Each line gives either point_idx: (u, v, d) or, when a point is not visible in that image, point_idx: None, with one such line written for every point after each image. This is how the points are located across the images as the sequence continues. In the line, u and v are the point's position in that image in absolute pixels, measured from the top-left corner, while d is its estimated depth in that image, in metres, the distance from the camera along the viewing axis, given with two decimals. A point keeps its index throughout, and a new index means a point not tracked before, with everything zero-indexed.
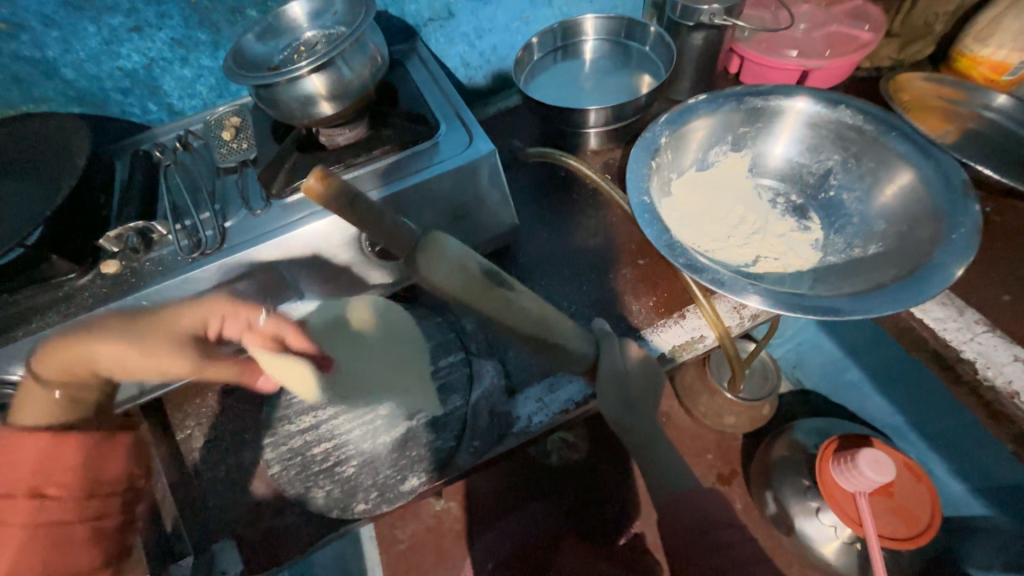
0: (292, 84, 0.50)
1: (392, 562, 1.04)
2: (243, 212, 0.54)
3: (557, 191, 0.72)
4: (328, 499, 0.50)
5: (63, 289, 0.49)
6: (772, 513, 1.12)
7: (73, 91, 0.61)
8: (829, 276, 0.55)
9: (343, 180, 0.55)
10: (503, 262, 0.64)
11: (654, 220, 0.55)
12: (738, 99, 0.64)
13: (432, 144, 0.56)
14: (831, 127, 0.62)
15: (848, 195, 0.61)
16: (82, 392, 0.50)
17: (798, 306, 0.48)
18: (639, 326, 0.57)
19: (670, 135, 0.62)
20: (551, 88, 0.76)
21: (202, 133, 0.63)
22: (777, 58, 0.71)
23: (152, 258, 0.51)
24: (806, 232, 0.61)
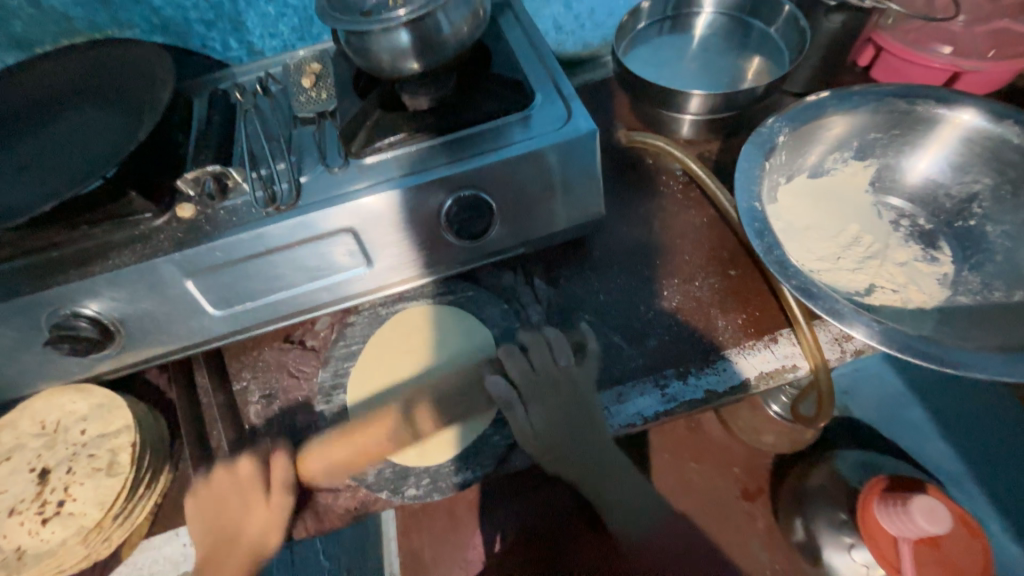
0: (387, 34, 0.45)
1: (405, 519, 1.09)
2: (320, 168, 0.51)
3: (642, 181, 0.66)
4: (378, 478, 0.50)
5: (138, 228, 0.48)
6: (800, 540, 1.05)
7: (158, 19, 0.58)
8: (958, 320, 0.48)
9: (425, 146, 0.51)
10: (576, 253, 0.60)
11: (764, 230, 0.49)
12: (879, 100, 0.55)
13: (525, 116, 0.51)
14: (987, 145, 0.53)
15: (992, 227, 0.53)
16: (149, 334, 0.50)
17: (933, 356, 0.41)
18: (723, 344, 0.52)
19: (790, 133, 0.55)
20: (652, 62, 0.69)
21: (281, 77, 0.60)
22: (925, 53, 0.61)
23: (226, 207, 0.49)
24: (933, 263, 0.53)
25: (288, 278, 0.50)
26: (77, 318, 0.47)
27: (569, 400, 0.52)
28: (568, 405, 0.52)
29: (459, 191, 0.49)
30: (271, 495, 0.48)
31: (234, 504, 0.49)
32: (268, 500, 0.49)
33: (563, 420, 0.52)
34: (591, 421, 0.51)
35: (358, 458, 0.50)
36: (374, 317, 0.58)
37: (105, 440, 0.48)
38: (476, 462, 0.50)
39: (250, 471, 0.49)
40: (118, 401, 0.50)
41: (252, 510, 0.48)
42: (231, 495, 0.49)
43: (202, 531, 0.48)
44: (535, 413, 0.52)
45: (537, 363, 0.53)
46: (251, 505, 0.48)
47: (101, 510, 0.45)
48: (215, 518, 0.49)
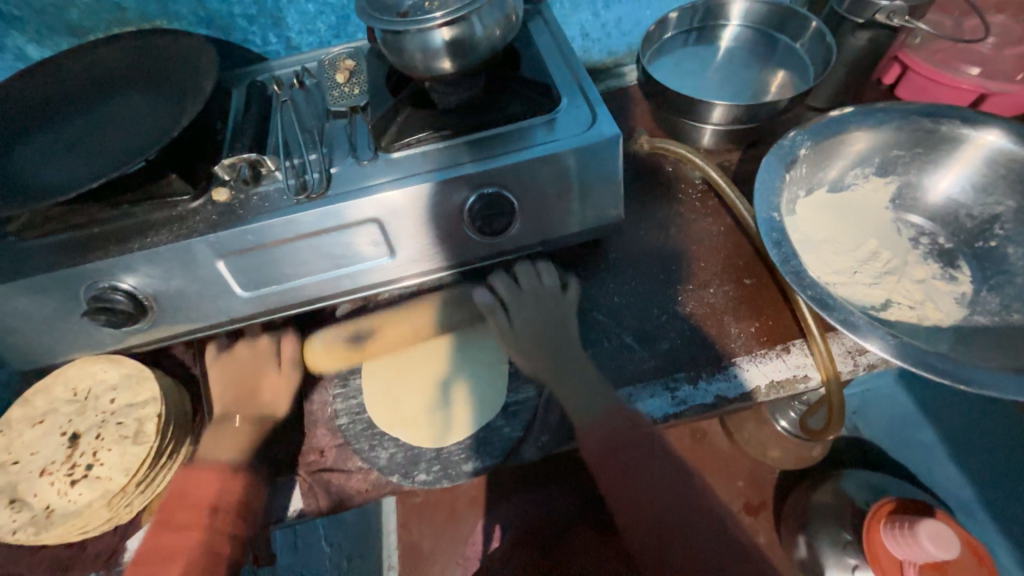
0: (422, 34, 0.47)
1: (407, 511, 1.12)
2: (351, 160, 0.53)
3: (660, 187, 0.67)
4: (389, 463, 0.51)
5: (176, 209, 0.50)
6: (801, 557, 1.03)
7: (203, 12, 0.61)
8: (975, 340, 0.48)
9: (450, 144, 0.52)
10: (592, 255, 0.61)
11: (781, 239, 0.49)
12: (904, 118, 0.55)
13: (550, 119, 0.53)
14: (1012, 167, 0.52)
15: (1014, 249, 0.52)
16: (179, 310, 0.52)
17: (947, 373, 0.41)
18: (735, 351, 0.53)
19: (811, 147, 0.55)
20: (676, 72, 0.70)
21: (316, 72, 0.62)
22: (952, 74, 0.61)
23: (259, 193, 0.51)
24: (952, 282, 0.53)
25: (314, 265, 0.52)
26: (114, 291, 0.49)
27: (558, 329, 0.56)
28: (555, 321, 0.56)
29: (482, 188, 0.51)
30: (281, 367, 0.56)
31: (245, 361, 0.57)
32: (279, 372, 0.56)
33: (545, 325, 0.56)
34: (569, 339, 0.55)
35: (352, 362, 0.57)
36: (392, 308, 0.60)
37: (133, 410, 0.50)
38: (486, 453, 0.51)
39: (267, 346, 0.57)
40: (147, 373, 0.52)
41: (270, 373, 0.56)
42: (249, 365, 0.56)
43: (229, 393, 0.56)
44: (517, 316, 0.57)
45: (526, 283, 0.57)
46: (265, 364, 0.56)
47: (126, 476, 0.47)
48: (235, 383, 0.56)
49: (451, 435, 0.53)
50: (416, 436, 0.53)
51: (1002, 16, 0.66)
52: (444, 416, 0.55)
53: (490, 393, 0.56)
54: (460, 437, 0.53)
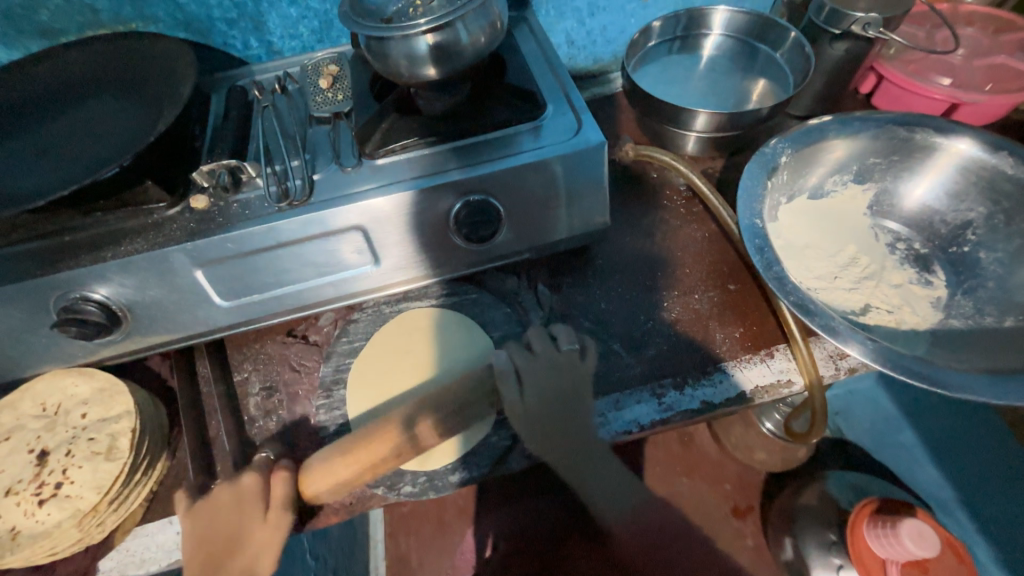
0: (407, 41, 0.47)
1: (394, 522, 1.13)
2: (334, 166, 0.52)
3: (645, 193, 0.67)
4: (374, 475, 0.50)
5: (152, 217, 0.49)
6: (788, 559, 1.05)
7: (181, 15, 0.60)
8: (951, 342, 0.49)
9: (436, 150, 0.52)
10: (579, 262, 0.61)
11: (764, 246, 0.50)
12: (880, 126, 0.57)
13: (535, 126, 0.53)
14: (984, 174, 0.54)
15: (986, 254, 0.54)
16: (155, 321, 0.50)
17: (925, 376, 0.42)
18: (720, 357, 0.53)
19: (792, 154, 0.56)
20: (660, 80, 0.71)
21: (298, 77, 0.62)
22: (926, 84, 0.63)
23: (239, 200, 0.50)
24: (928, 287, 0.54)
25: (297, 273, 0.51)
26: (86, 302, 0.47)
27: (569, 397, 0.51)
28: (564, 385, 0.51)
29: (468, 195, 0.50)
30: (269, 514, 0.46)
31: (234, 520, 0.45)
32: (266, 517, 0.46)
33: (553, 397, 0.50)
34: (578, 400, 0.51)
35: (361, 474, 0.46)
36: (377, 316, 0.59)
37: (106, 424, 0.48)
38: (473, 462, 0.50)
39: (253, 484, 0.46)
40: (121, 386, 0.50)
41: (256, 526, 0.45)
42: (230, 513, 0.45)
43: (197, 558, 0.45)
44: (529, 392, 0.50)
45: (538, 349, 0.53)
46: (247, 530, 0.45)
47: (97, 494, 0.45)
48: (208, 546, 0.45)
49: (438, 455, 0.51)
50: (403, 458, 0.51)
51: (970, 29, 0.69)
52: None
53: (478, 408, 0.53)
54: (451, 457, 0.51)
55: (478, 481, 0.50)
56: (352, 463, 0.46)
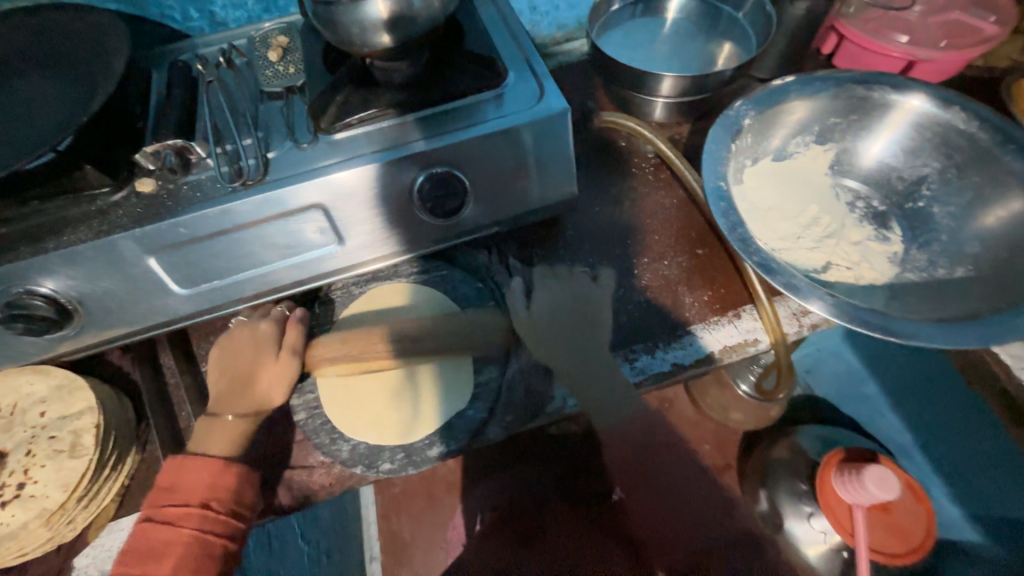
0: (355, 5, 0.44)
1: (386, 502, 1.12)
2: (289, 143, 0.50)
3: (614, 161, 0.67)
4: (351, 455, 0.50)
5: (95, 204, 0.46)
6: (763, 511, 1.11)
7: None
8: (906, 295, 0.51)
9: (395, 123, 0.50)
10: (549, 233, 0.61)
11: (729, 208, 0.50)
12: (839, 85, 0.57)
13: (497, 95, 0.51)
14: (937, 130, 0.55)
15: (939, 209, 0.56)
16: (110, 313, 0.48)
17: (880, 327, 0.44)
18: (690, 320, 0.54)
19: (755, 116, 0.56)
20: (625, 45, 0.69)
21: (245, 50, 0.58)
22: (884, 42, 0.64)
23: (189, 182, 0.47)
24: (885, 243, 0.56)
25: (257, 256, 0.49)
26: (31, 297, 0.45)
27: (585, 325, 0.55)
28: (577, 318, 0.55)
29: (431, 167, 0.49)
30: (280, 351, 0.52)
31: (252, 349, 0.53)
32: (278, 357, 0.52)
33: (566, 315, 0.55)
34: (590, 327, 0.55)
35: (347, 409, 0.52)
36: (346, 297, 0.58)
37: (67, 422, 0.47)
38: (451, 436, 0.51)
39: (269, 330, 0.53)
40: (79, 381, 0.48)
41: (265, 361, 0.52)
42: (249, 355, 0.52)
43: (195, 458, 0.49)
44: (536, 298, 0.56)
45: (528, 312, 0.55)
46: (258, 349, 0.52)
47: (64, 493, 0.44)
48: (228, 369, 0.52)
49: (417, 431, 0.51)
50: (380, 437, 0.51)
51: None
52: (411, 409, 0.52)
53: (454, 381, 0.53)
54: (430, 432, 0.51)
55: (457, 454, 0.50)
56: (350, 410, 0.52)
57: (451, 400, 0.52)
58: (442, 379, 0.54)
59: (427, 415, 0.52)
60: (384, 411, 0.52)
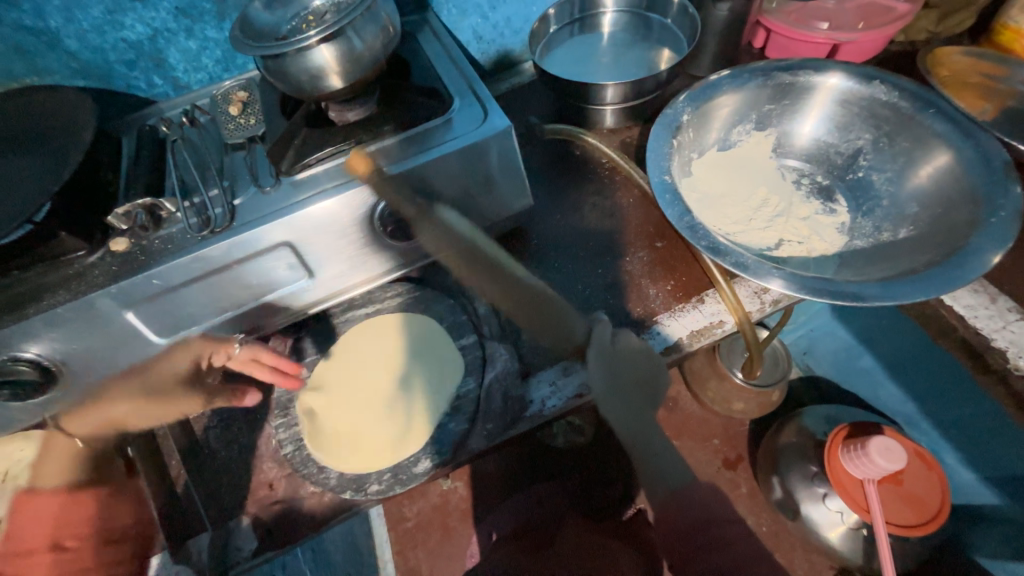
0: (301, 54, 0.48)
1: (400, 538, 1.11)
2: (253, 189, 0.52)
3: (571, 170, 0.70)
4: (341, 480, 0.51)
5: (72, 267, 0.48)
6: (778, 498, 1.10)
7: (76, 62, 0.59)
8: (856, 261, 0.53)
9: (353, 157, 0.53)
10: (515, 244, 0.63)
11: (676, 200, 0.53)
12: (766, 74, 0.61)
13: (446, 120, 0.55)
14: (863, 104, 0.59)
15: (877, 176, 0.58)
16: (95, 371, 0.50)
17: (828, 293, 0.46)
18: (656, 310, 0.56)
19: (692, 113, 0.60)
20: (568, 61, 0.74)
21: (208, 108, 0.62)
22: (806, 30, 0.68)
23: (161, 237, 0.50)
24: (832, 215, 0.58)
25: (234, 298, 0.51)
26: (16, 362, 0.46)
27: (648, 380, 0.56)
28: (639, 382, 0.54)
29: (389, 195, 0.52)
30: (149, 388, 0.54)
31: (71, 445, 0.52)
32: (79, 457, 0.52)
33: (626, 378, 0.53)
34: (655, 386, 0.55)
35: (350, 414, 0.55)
36: (327, 328, 0.60)
37: None
38: (438, 451, 0.51)
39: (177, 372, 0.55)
40: None
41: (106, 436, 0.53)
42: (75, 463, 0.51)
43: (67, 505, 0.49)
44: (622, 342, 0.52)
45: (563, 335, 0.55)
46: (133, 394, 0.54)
47: None
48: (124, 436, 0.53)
49: (405, 448, 0.52)
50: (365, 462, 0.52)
51: None
52: (400, 422, 0.54)
53: (440, 384, 0.55)
54: (418, 448, 0.52)
55: (445, 469, 0.51)
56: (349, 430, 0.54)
57: (438, 408, 0.54)
58: (429, 386, 0.56)
59: (417, 428, 0.53)
60: (378, 429, 0.54)
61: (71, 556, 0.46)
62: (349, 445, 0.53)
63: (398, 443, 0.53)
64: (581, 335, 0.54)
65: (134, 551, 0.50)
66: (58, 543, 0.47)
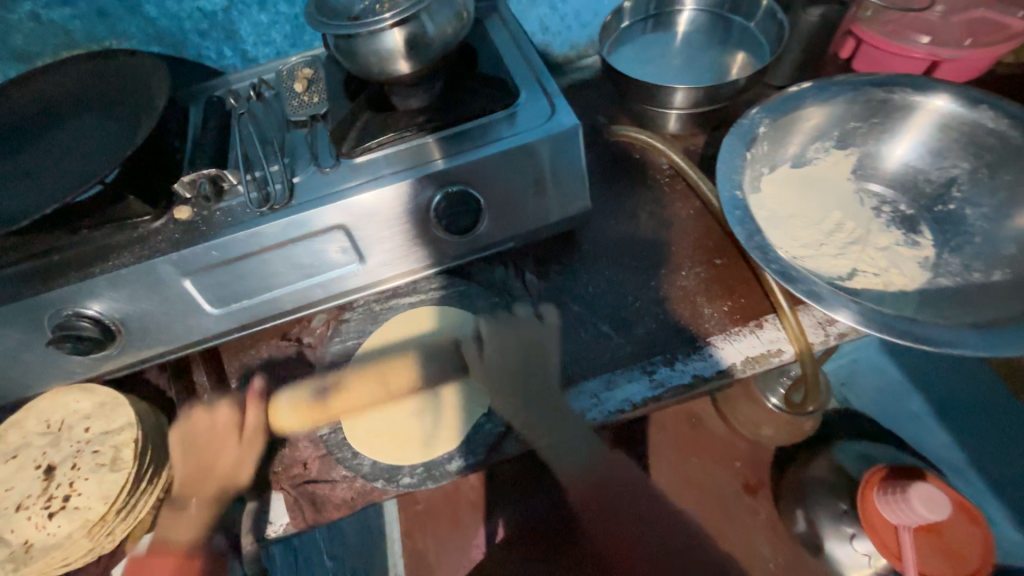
0: (374, 37, 0.47)
1: (409, 519, 1.13)
2: (313, 168, 0.52)
3: (627, 174, 0.67)
4: (373, 469, 0.51)
5: (137, 230, 0.49)
6: (801, 532, 1.05)
7: (153, 29, 0.60)
8: (939, 301, 0.49)
9: (412, 145, 0.52)
10: (564, 247, 0.61)
11: (745, 216, 0.50)
12: (857, 89, 0.56)
13: (510, 114, 0.53)
14: (964, 130, 0.54)
15: (972, 210, 0.53)
16: (150, 333, 0.51)
17: (911, 335, 0.42)
18: (710, 331, 0.53)
19: (770, 124, 0.56)
20: (636, 60, 0.71)
21: (274, 83, 0.62)
22: (903, 43, 0.62)
23: (222, 208, 0.50)
24: (915, 247, 0.54)
25: (284, 276, 0.51)
26: (80, 318, 0.48)
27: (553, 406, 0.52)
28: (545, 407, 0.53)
29: (446, 186, 0.51)
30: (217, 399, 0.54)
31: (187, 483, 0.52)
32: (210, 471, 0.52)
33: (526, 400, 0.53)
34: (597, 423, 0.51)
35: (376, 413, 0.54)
36: (368, 314, 0.59)
37: (109, 437, 0.49)
38: (470, 451, 0.51)
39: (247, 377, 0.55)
40: (120, 399, 0.51)
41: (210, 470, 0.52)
42: (206, 448, 0.52)
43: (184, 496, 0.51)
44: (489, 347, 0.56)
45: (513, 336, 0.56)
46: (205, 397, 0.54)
47: (105, 504, 0.46)
48: (194, 454, 0.53)
49: (439, 445, 0.52)
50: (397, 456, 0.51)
51: None
52: (432, 422, 0.53)
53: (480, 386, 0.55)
54: (451, 446, 0.51)
55: (477, 469, 0.50)
56: (371, 427, 0.53)
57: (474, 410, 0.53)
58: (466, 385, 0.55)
59: (449, 432, 0.52)
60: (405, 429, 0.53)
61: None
62: (377, 442, 0.52)
63: (430, 444, 0.52)
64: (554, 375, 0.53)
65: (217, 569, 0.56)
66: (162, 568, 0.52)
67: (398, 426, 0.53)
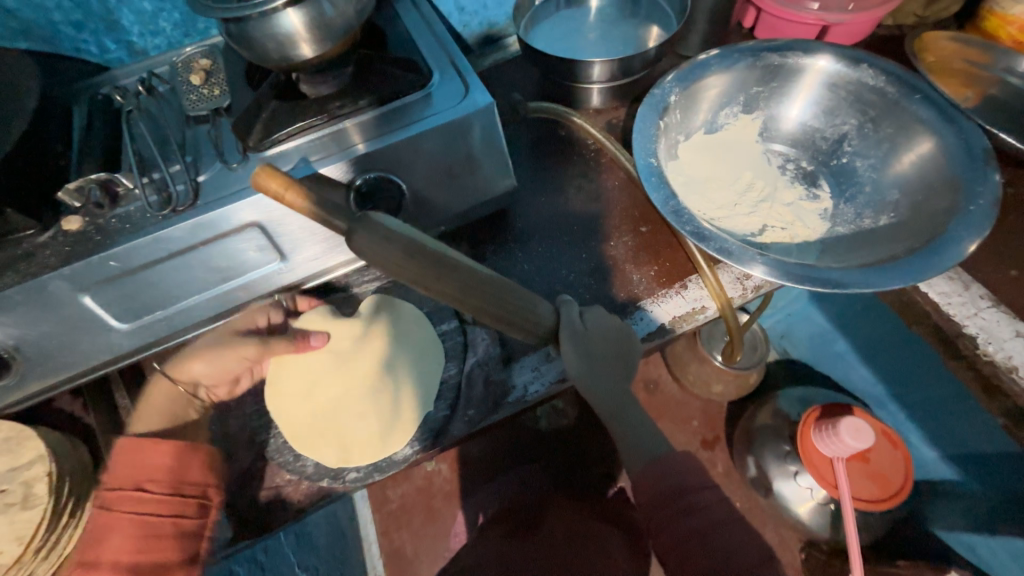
0: (267, 19, 0.43)
1: (385, 519, 1.09)
2: (219, 165, 0.49)
3: (556, 151, 0.68)
4: (318, 469, 0.50)
5: (21, 247, 0.45)
6: (752, 476, 1.13)
7: (16, 22, 0.55)
8: (837, 247, 0.54)
9: (326, 133, 0.50)
10: (497, 228, 0.61)
11: (661, 182, 0.52)
12: (756, 55, 0.59)
13: (424, 96, 0.52)
14: (849, 88, 0.58)
15: (861, 162, 0.58)
16: (52, 357, 0.47)
17: (810, 280, 0.45)
18: (639, 296, 0.56)
19: (680, 93, 0.58)
20: (553, 37, 0.72)
21: (168, 76, 0.57)
22: (796, 10, 0.66)
23: (118, 215, 0.46)
24: (816, 201, 0.59)
25: (199, 281, 0.49)
26: None
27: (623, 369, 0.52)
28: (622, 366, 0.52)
29: (364, 174, 0.49)
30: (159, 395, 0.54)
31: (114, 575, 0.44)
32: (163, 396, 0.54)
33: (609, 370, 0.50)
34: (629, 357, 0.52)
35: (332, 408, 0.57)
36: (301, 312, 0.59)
37: (15, 474, 0.45)
38: (416, 438, 0.51)
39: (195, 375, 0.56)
40: (27, 433, 0.47)
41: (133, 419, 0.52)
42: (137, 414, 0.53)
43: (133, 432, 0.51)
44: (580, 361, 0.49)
45: None
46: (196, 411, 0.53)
47: (19, 547, 0.43)
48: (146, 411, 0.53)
49: (386, 444, 0.52)
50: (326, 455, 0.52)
51: None
52: (389, 422, 0.54)
53: (426, 384, 0.55)
54: (399, 444, 0.52)
55: (427, 454, 0.51)
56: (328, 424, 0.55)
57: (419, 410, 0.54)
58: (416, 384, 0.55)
59: (398, 426, 0.53)
60: (358, 421, 0.55)
61: (151, 503, 0.47)
62: (330, 437, 0.54)
63: (379, 436, 0.53)
64: (550, 316, 0.49)
65: (195, 512, 0.47)
66: (137, 485, 0.47)
67: (353, 423, 0.55)
